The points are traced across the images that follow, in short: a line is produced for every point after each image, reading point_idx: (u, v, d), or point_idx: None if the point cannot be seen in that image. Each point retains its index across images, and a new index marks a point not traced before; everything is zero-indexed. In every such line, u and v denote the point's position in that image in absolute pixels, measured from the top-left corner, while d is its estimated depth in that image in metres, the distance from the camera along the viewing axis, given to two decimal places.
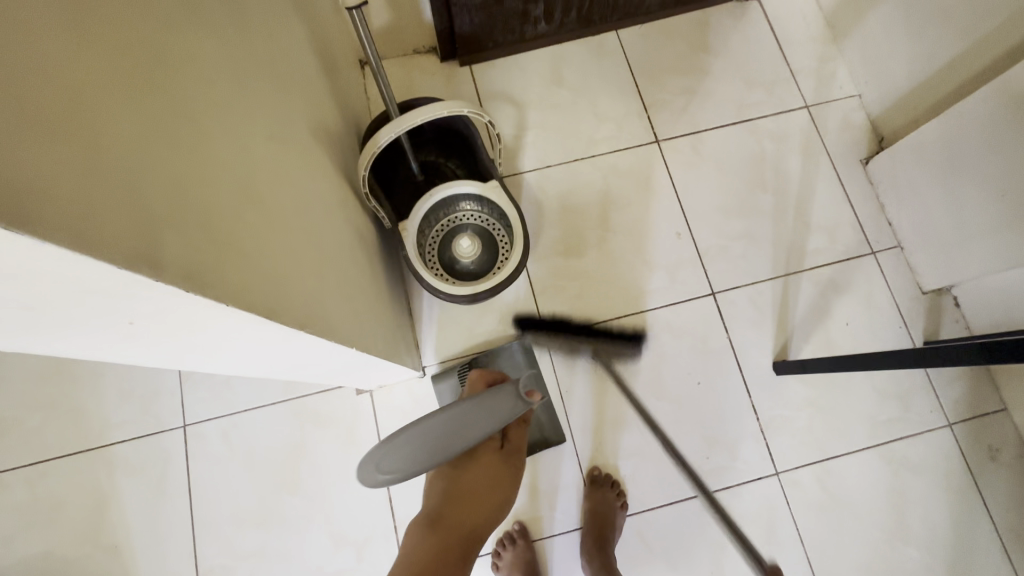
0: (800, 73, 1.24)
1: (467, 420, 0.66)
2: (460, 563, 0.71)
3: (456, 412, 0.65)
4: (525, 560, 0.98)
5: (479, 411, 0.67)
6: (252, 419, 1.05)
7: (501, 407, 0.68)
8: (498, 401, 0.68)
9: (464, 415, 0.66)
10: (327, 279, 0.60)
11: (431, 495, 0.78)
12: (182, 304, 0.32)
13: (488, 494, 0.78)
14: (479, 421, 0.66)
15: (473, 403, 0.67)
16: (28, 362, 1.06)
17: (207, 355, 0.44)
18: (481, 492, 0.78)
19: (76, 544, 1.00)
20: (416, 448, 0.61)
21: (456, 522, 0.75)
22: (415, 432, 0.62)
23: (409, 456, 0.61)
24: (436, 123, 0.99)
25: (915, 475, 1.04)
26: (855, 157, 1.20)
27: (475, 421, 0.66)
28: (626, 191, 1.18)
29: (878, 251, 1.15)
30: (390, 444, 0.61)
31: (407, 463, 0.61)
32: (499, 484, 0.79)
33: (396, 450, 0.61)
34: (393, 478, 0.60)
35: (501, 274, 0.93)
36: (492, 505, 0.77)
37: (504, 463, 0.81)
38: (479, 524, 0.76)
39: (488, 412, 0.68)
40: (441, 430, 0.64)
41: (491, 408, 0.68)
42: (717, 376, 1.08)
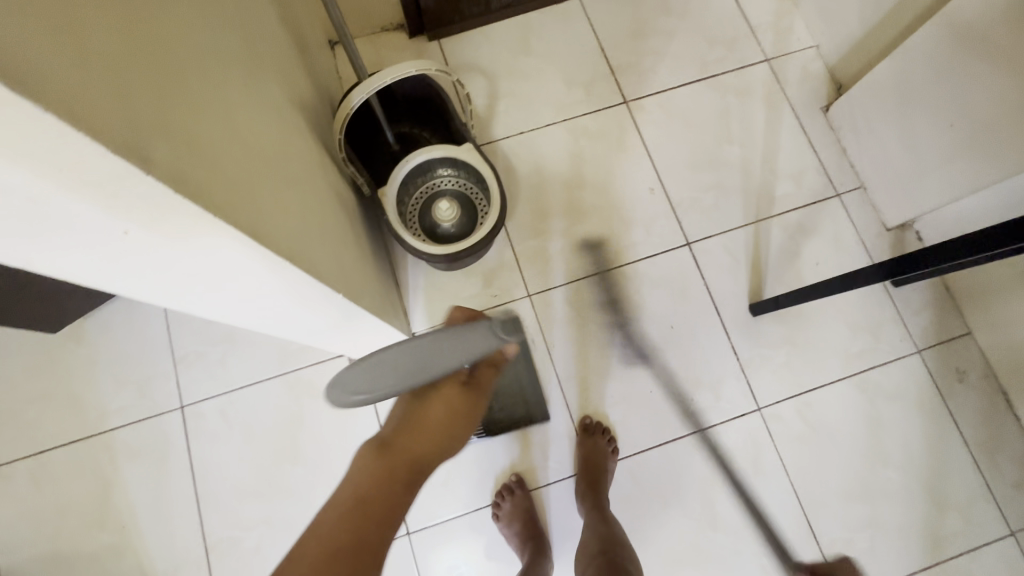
0: (759, 28, 1.28)
1: (446, 345, 0.59)
2: (405, 494, 0.58)
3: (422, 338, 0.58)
4: (523, 507, 1.02)
5: (457, 338, 0.60)
6: (248, 395, 1.07)
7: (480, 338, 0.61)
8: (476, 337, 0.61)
9: (440, 341, 0.59)
10: (312, 226, 0.63)
11: (387, 422, 0.66)
12: (173, 215, 0.35)
13: (443, 427, 0.65)
14: (452, 352, 0.60)
15: (442, 333, 0.60)
16: (21, 356, 1.07)
17: (200, 291, 0.48)
18: (433, 422, 0.64)
19: (84, 528, 1.01)
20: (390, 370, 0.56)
21: (407, 449, 0.62)
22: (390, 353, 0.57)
23: (379, 376, 0.56)
24: (408, 92, 1.01)
25: (889, 401, 1.09)
26: (816, 105, 1.25)
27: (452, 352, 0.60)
28: (598, 152, 1.21)
29: (842, 193, 1.20)
30: (359, 362, 0.56)
31: (380, 379, 0.56)
32: (456, 422, 0.65)
33: (351, 373, 0.55)
34: (362, 399, 0.56)
35: (480, 232, 0.96)
36: (444, 434, 0.64)
37: (463, 397, 0.66)
38: (437, 454, 0.64)
39: (464, 343, 0.61)
40: (417, 355, 0.58)
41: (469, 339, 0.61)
42: (697, 321, 1.12)
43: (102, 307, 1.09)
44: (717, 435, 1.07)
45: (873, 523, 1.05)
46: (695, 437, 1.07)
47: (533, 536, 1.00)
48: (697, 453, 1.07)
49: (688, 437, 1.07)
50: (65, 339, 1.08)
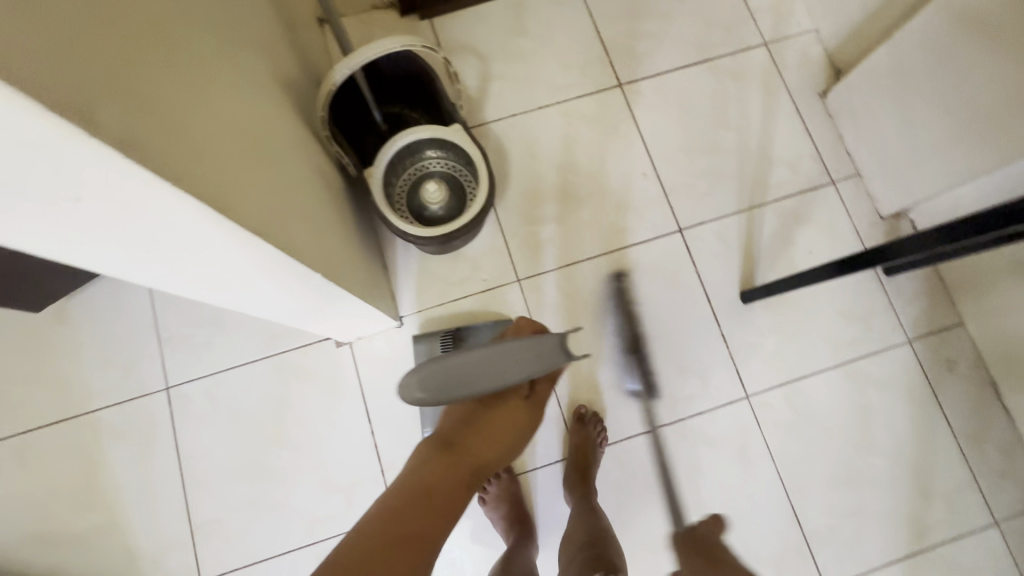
0: (758, 11, 1.26)
1: (513, 355, 0.62)
2: (466, 495, 0.62)
3: (506, 345, 0.63)
4: (510, 490, 1.02)
5: (525, 350, 0.63)
6: (234, 376, 1.06)
7: (549, 355, 0.63)
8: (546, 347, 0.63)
9: (507, 351, 0.63)
10: (290, 203, 0.61)
11: (447, 418, 0.69)
12: (126, 179, 0.33)
13: (509, 438, 0.69)
14: (525, 361, 0.63)
15: (520, 343, 0.63)
16: (4, 336, 1.06)
17: (168, 265, 0.46)
18: (501, 433, 0.69)
19: (69, 507, 1.01)
20: (458, 370, 0.61)
21: (466, 458, 0.65)
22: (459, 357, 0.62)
23: (445, 378, 0.61)
24: (396, 71, 0.99)
25: (878, 390, 1.08)
26: (814, 91, 1.23)
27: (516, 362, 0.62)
28: (591, 135, 1.19)
29: (838, 180, 1.18)
30: (429, 364, 0.61)
31: (445, 382, 0.60)
32: (519, 431, 0.70)
33: (440, 375, 0.60)
34: (429, 397, 0.60)
35: (468, 215, 0.95)
36: (506, 447, 0.69)
37: (529, 410, 0.72)
38: (493, 460, 0.68)
39: (535, 356, 0.63)
40: (488, 362, 0.62)
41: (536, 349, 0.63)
42: (687, 308, 1.11)
43: (86, 287, 1.08)
44: (706, 422, 1.07)
45: (858, 511, 1.05)
46: (683, 425, 1.07)
47: (519, 518, 1.01)
48: (684, 440, 1.07)
49: (675, 424, 1.07)
50: (48, 319, 1.07)
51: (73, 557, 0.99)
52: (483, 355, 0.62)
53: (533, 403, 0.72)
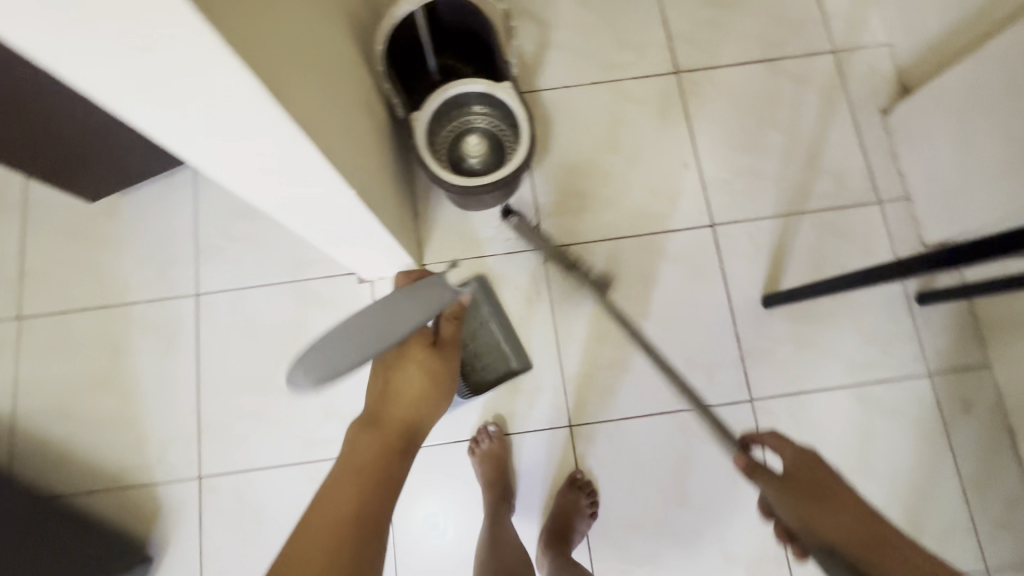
0: (833, 16, 1.22)
1: (400, 308, 0.53)
2: (400, 460, 0.60)
3: (389, 299, 0.54)
4: (494, 455, 1.03)
5: (415, 298, 0.54)
6: (259, 294, 1.11)
7: (441, 302, 0.55)
8: (431, 290, 0.55)
9: (393, 304, 0.53)
10: (337, 119, 0.65)
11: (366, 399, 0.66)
12: (193, 38, 0.36)
13: (426, 393, 0.66)
14: (411, 313, 0.53)
15: (402, 293, 0.55)
16: (60, 221, 1.14)
17: (218, 144, 0.50)
18: (413, 392, 0.65)
19: (91, 388, 1.08)
20: (341, 348, 0.50)
21: (388, 422, 0.63)
22: (341, 329, 0.50)
23: (335, 357, 0.49)
24: (457, 23, 1.01)
25: (886, 417, 1.06)
26: (876, 106, 1.19)
27: (401, 315, 0.52)
28: (639, 118, 1.19)
29: (885, 200, 1.15)
30: (311, 350, 0.50)
31: (330, 365, 0.48)
32: (431, 382, 0.66)
33: (333, 353, 0.49)
34: (317, 381, 0.49)
35: (504, 171, 0.96)
36: (428, 401, 0.66)
37: (437, 359, 0.68)
38: (418, 418, 0.65)
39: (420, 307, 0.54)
40: (372, 321, 0.51)
41: (423, 296, 0.54)
42: (706, 303, 1.11)
43: (139, 187, 1.15)
44: (704, 418, 1.07)
45: None
46: (680, 415, 1.07)
47: (497, 482, 1.03)
48: (680, 430, 1.07)
49: (673, 414, 1.07)
50: (101, 211, 1.14)
51: (88, 433, 1.06)
52: (367, 318, 0.52)
53: (441, 349, 0.68)
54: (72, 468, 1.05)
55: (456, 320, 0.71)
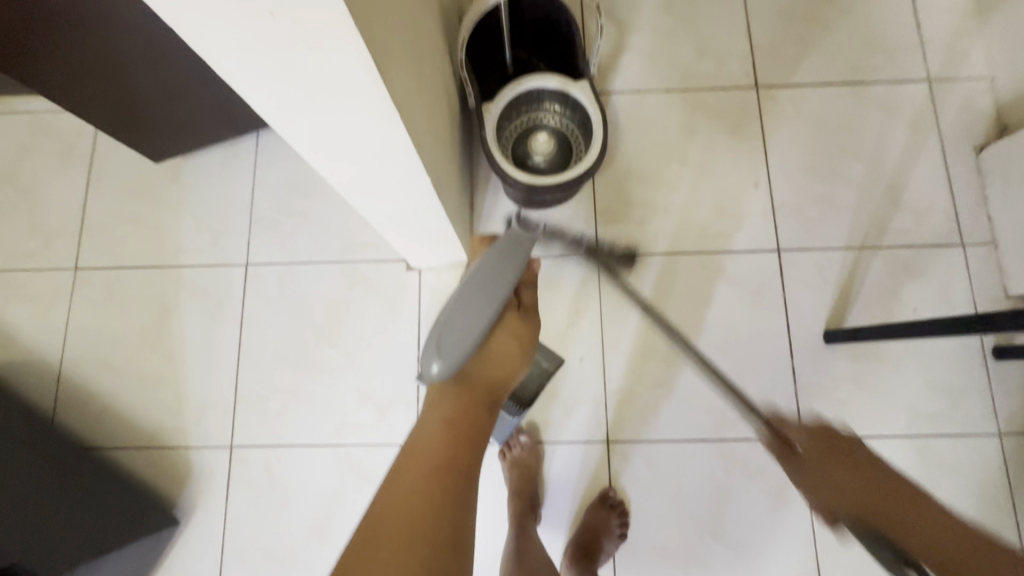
0: (930, 43, 1.15)
1: (494, 272, 0.60)
2: (487, 418, 0.57)
3: (480, 270, 0.60)
4: (521, 463, 1.01)
5: (499, 259, 0.60)
6: (308, 271, 1.11)
7: (524, 249, 0.61)
8: (509, 246, 0.61)
9: (485, 270, 0.60)
10: (422, 103, 0.63)
11: None
12: (321, 3, 0.35)
13: (514, 359, 0.62)
14: (502, 271, 0.60)
15: (488, 256, 0.61)
16: (124, 178, 1.16)
17: (311, 116, 0.49)
18: (501, 355, 0.61)
19: (137, 345, 1.10)
20: (457, 321, 0.56)
21: (475, 381, 0.58)
22: (452, 308, 0.57)
23: (458, 333, 0.56)
24: (539, 17, 0.98)
25: (946, 474, 0.99)
26: (968, 144, 1.11)
27: (497, 276, 0.60)
28: (711, 131, 1.14)
29: (968, 244, 1.07)
30: (436, 332, 0.56)
31: (458, 340, 0.55)
32: (519, 349, 0.63)
33: (453, 332, 0.56)
34: (452, 362, 0.55)
35: (571, 172, 0.93)
36: (514, 360, 0.62)
37: (525, 326, 0.64)
38: (503, 381, 0.61)
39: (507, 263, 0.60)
40: (475, 289, 0.58)
41: (507, 255, 0.60)
42: (763, 331, 1.06)
43: (202, 152, 1.16)
44: (749, 451, 1.02)
45: None
46: (724, 445, 1.03)
47: (525, 491, 0.99)
48: (722, 461, 1.02)
49: (717, 442, 1.03)
50: (165, 172, 1.16)
51: (130, 389, 1.08)
52: (468, 294, 0.58)
53: (526, 315, 0.65)
54: (112, 421, 1.07)
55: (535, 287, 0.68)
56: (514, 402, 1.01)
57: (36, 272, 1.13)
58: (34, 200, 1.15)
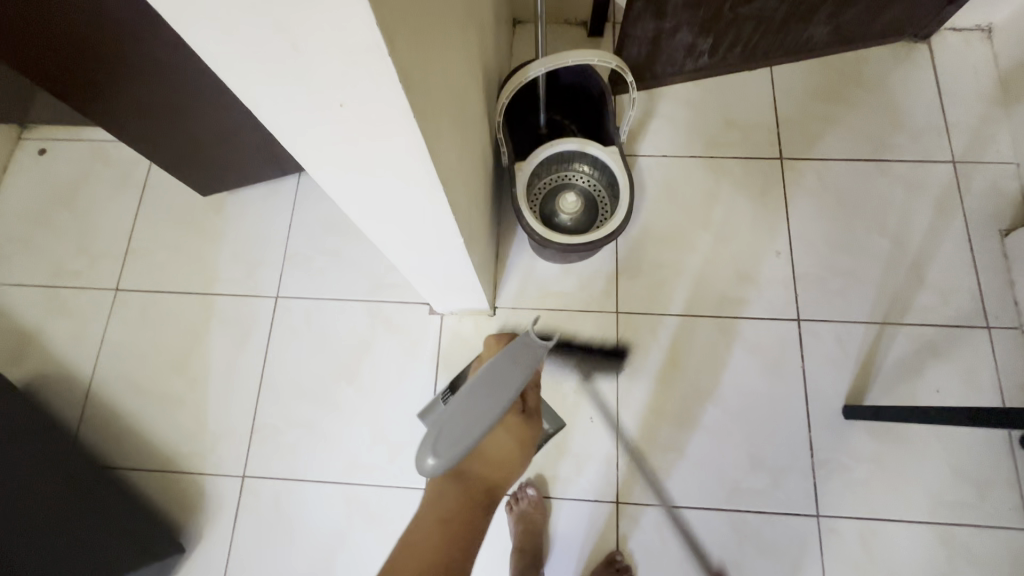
0: (954, 127, 1.18)
1: (500, 374, 0.60)
2: (480, 515, 0.70)
3: (491, 370, 0.60)
4: (528, 519, 1.00)
5: (506, 362, 0.61)
6: (334, 307, 1.14)
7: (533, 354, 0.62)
8: (519, 351, 0.62)
9: (492, 370, 0.60)
10: (461, 170, 0.66)
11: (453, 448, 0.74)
12: (388, 104, 0.39)
13: (513, 459, 0.74)
14: (509, 374, 0.60)
15: (499, 358, 0.62)
16: (172, 207, 1.23)
17: (360, 186, 0.52)
18: (501, 454, 0.73)
19: (164, 368, 1.13)
20: (457, 421, 0.56)
21: (475, 480, 0.71)
22: (454, 405, 0.58)
23: (455, 435, 0.56)
24: (575, 84, 1.04)
25: (972, 568, 0.95)
26: (994, 227, 1.12)
27: (503, 378, 0.60)
28: (736, 197, 1.17)
29: (994, 327, 1.06)
30: (435, 426, 0.57)
31: (456, 443, 0.56)
32: (520, 449, 0.74)
33: (452, 431, 0.56)
34: (445, 462, 0.55)
35: (597, 233, 0.96)
36: (514, 462, 0.74)
37: (525, 427, 0.75)
38: (502, 478, 0.74)
39: (517, 366, 0.61)
40: (480, 388, 0.58)
41: (516, 359, 0.61)
42: (780, 400, 1.05)
43: (246, 188, 1.22)
44: (763, 524, 0.99)
45: None
46: (737, 515, 1.00)
47: (530, 547, 0.98)
48: (734, 532, 1.00)
49: (730, 513, 1.00)
50: (209, 205, 1.22)
51: (153, 411, 1.11)
52: (474, 394, 0.58)
53: (529, 418, 0.76)
54: (132, 442, 1.09)
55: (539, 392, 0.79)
56: None
57: (79, 291, 1.18)
58: (86, 222, 1.22)
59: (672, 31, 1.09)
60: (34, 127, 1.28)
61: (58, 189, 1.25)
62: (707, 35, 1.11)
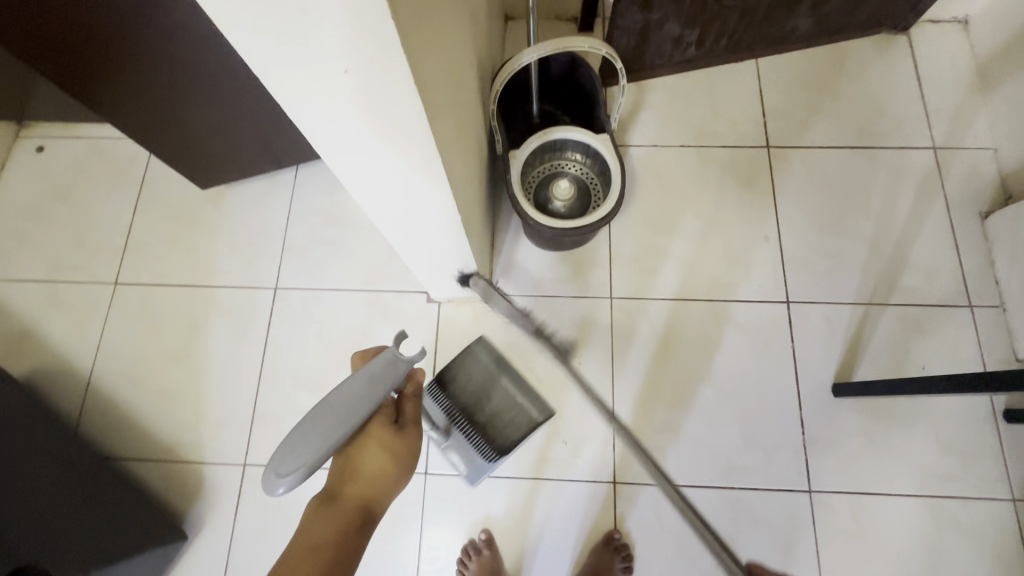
0: (934, 114, 1.22)
1: (350, 391, 0.58)
2: (354, 545, 0.56)
3: (344, 386, 0.58)
4: (488, 568, 0.98)
5: (361, 378, 0.59)
6: (332, 297, 1.16)
7: (392, 368, 0.60)
8: (373, 365, 0.59)
9: (345, 388, 0.58)
10: (458, 151, 0.68)
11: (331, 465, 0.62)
12: (391, 71, 0.40)
13: (390, 469, 0.61)
14: (357, 387, 0.58)
15: (357, 375, 0.59)
16: (170, 202, 1.24)
17: (359, 159, 0.54)
18: (375, 464, 0.61)
19: (163, 359, 1.14)
20: (304, 441, 0.54)
21: (350, 499, 0.59)
22: (302, 427, 0.55)
23: (305, 454, 0.53)
24: (567, 75, 1.06)
25: (960, 538, 0.98)
26: (975, 210, 1.15)
27: (357, 393, 0.58)
28: (724, 184, 1.20)
29: (976, 306, 1.09)
30: (283, 446, 0.54)
31: (301, 463, 0.52)
32: (396, 457, 0.62)
33: (294, 452, 0.53)
34: (292, 483, 0.52)
35: (589, 218, 0.98)
36: (397, 472, 0.62)
37: (399, 437, 0.63)
38: (382, 495, 0.61)
39: (373, 383, 0.59)
40: (331, 407, 0.56)
41: (370, 376, 0.59)
42: (771, 380, 1.08)
43: (243, 182, 1.24)
44: (757, 500, 1.02)
45: None
46: (731, 492, 1.02)
47: None
48: (729, 510, 1.01)
49: (724, 490, 1.02)
50: (207, 199, 1.24)
51: (152, 402, 1.12)
52: (330, 408, 0.56)
53: (404, 426, 0.64)
54: (132, 432, 1.10)
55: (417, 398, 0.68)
56: (494, 448, 1.00)
57: (77, 285, 1.19)
58: (85, 218, 1.24)
59: (660, 22, 1.12)
60: (32, 125, 1.30)
61: (56, 185, 1.26)
62: (694, 27, 1.15)
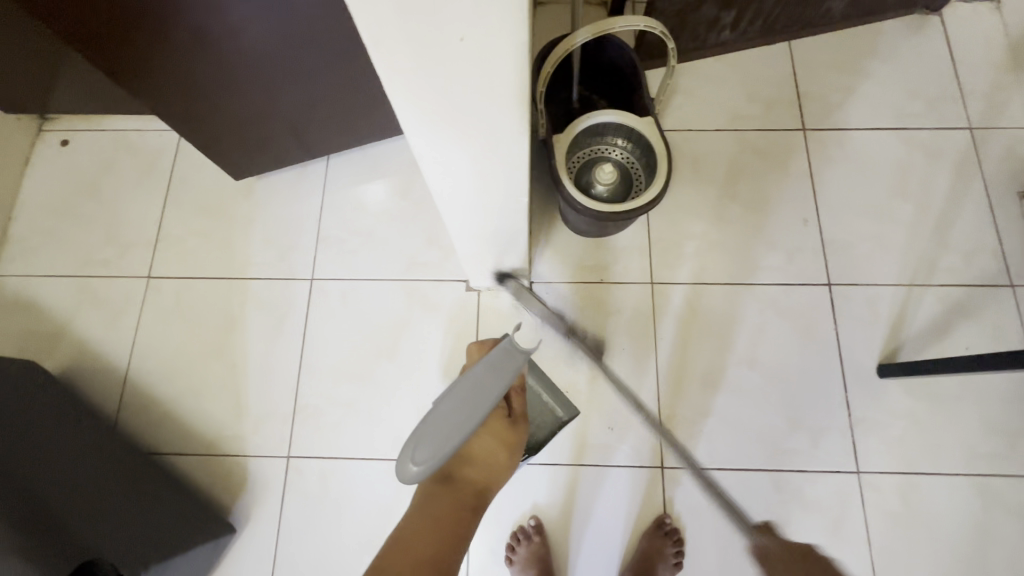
0: (969, 95, 1.21)
1: (480, 383, 0.60)
2: (470, 517, 0.70)
3: (471, 376, 0.60)
4: (538, 556, 0.98)
5: (487, 370, 0.61)
6: (370, 287, 1.15)
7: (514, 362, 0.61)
8: (499, 358, 0.61)
9: (473, 379, 0.60)
10: None
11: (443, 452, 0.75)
12: (509, 32, 0.41)
13: (501, 459, 0.75)
14: (484, 381, 0.60)
15: (481, 365, 0.61)
16: (201, 194, 1.22)
17: (446, 138, 0.54)
18: (488, 453, 0.74)
19: (200, 352, 1.13)
20: (441, 430, 0.56)
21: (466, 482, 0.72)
22: (436, 413, 0.57)
23: (441, 441, 0.55)
24: (607, 59, 1.05)
25: (1008, 515, 0.98)
26: (1013, 189, 1.15)
27: (485, 386, 0.60)
28: (761, 168, 1.19)
29: (1018, 285, 1.10)
30: (418, 433, 0.56)
31: (439, 450, 0.55)
32: (506, 450, 0.75)
33: (431, 437, 0.55)
34: (427, 468, 0.54)
35: (635, 202, 0.97)
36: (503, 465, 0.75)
37: (512, 430, 0.76)
38: (489, 481, 0.74)
39: (497, 372, 0.61)
40: (463, 397, 0.58)
41: (496, 366, 0.61)
42: (815, 362, 1.07)
43: (274, 173, 1.23)
44: (805, 482, 1.02)
45: None
46: (778, 474, 1.02)
47: None
48: (777, 492, 1.02)
49: (773, 473, 1.02)
50: (239, 190, 1.22)
51: (191, 396, 1.10)
52: (455, 399, 0.58)
53: (515, 422, 0.77)
54: (173, 427, 1.09)
55: (523, 393, 0.79)
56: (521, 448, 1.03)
57: (110, 279, 1.18)
58: (114, 211, 1.22)
59: (697, 4, 1.11)
60: (55, 118, 1.27)
61: (82, 179, 1.24)
62: (730, 8, 1.14)
